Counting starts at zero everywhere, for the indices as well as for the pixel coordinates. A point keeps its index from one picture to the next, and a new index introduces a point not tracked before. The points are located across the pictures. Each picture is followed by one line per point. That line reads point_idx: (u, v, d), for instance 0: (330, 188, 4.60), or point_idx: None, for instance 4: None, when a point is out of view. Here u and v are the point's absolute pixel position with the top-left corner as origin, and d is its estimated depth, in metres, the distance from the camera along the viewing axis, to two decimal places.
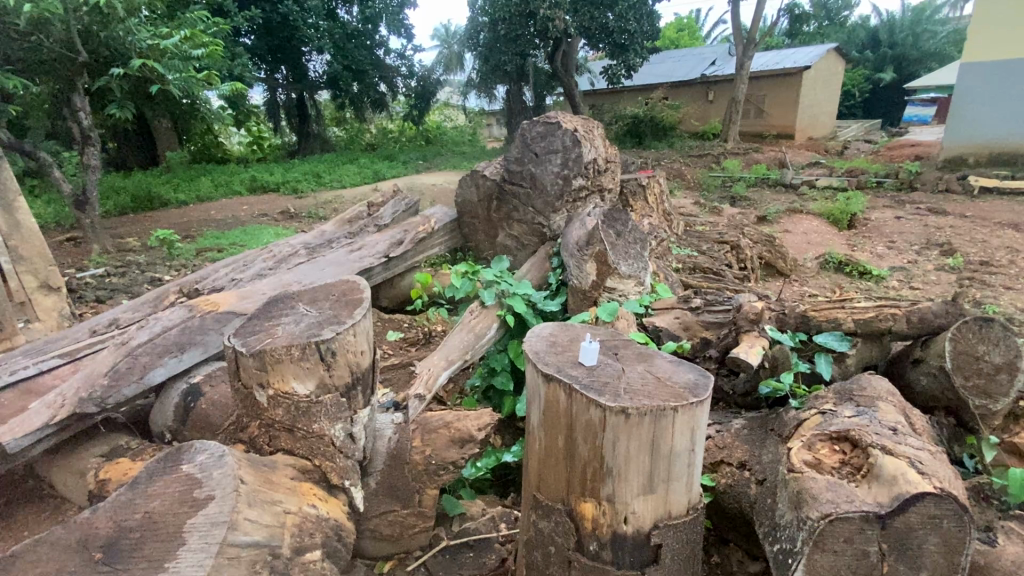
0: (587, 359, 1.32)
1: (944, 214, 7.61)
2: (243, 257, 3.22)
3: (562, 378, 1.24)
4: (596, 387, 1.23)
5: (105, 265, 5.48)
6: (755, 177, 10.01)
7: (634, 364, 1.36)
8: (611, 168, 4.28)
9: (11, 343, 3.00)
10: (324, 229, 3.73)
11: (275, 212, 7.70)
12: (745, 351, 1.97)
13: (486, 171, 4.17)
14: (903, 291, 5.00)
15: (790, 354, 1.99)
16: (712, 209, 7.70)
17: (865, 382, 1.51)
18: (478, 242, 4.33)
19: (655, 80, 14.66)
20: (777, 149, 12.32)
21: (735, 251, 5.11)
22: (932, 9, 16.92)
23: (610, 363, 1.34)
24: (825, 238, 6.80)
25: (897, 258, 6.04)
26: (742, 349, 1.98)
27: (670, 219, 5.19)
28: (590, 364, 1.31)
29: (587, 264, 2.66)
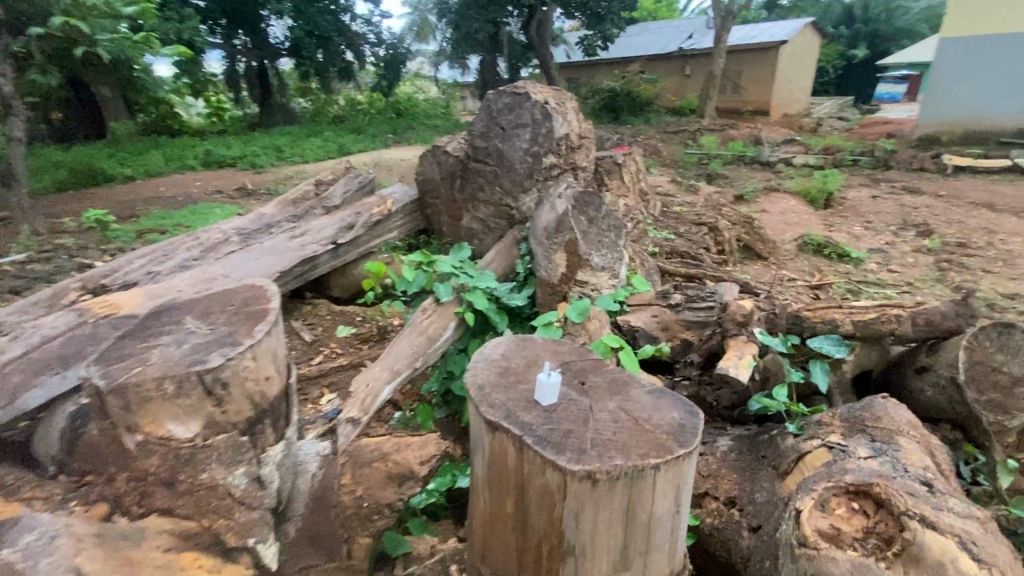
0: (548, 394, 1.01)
1: (919, 193, 7.58)
2: (163, 245, 2.80)
3: (510, 428, 0.95)
4: (554, 439, 0.94)
5: (29, 249, 4.91)
6: (733, 154, 9.79)
7: (605, 399, 1.07)
8: (585, 144, 3.93)
9: None
10: (263, 211, 3.32)
11: (231, 189, 7.14)
12: (735, 365, 1.68)
13: (449, 147, 3.82)
14: (882, 275, 4.89)
15: (783, 363, 1.77)
16: (689, 187, 7.49)
17: (884, 411, 1.43)
18: (442, 225, 4.00)
19: (632, 53, 14.20)
20: (753, 126, 12.15)
21: (713, 233, 4.88)
22: None
23: (575, 399, 1.06)
24: (803, 218, 6.66)
25: (875, 239, 5.93)
26: (731, 360, 1.69)
27: (647, 199, 4.91)
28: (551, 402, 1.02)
29: (556, 254, 2.36)
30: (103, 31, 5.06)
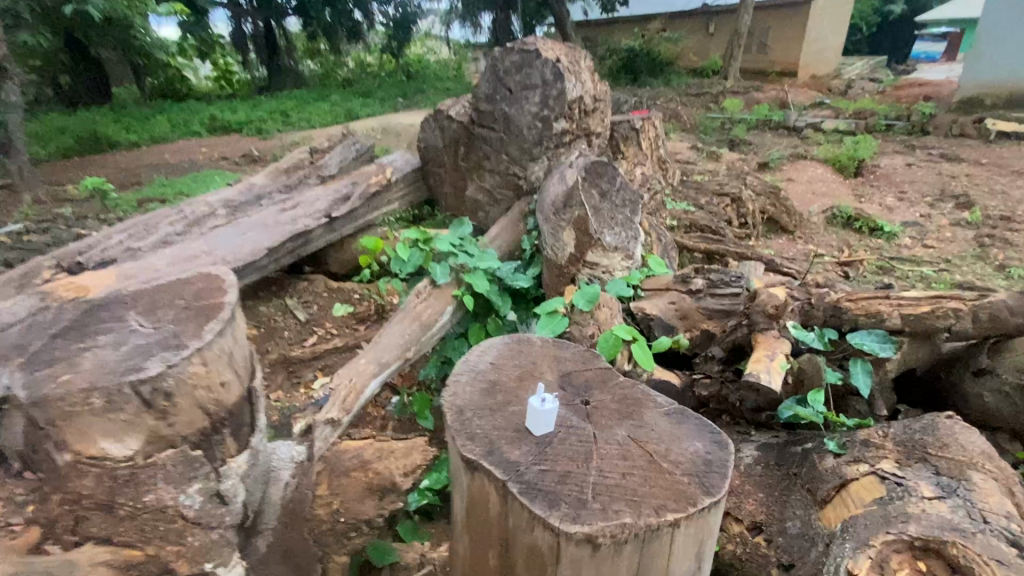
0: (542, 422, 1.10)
1: (958, 161, 7.09)
2: (144, 218, 2.61)
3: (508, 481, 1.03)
4: (553, 495, 1.02)
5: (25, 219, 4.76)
6: (757, 118, 9.23)
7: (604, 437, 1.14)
8: (600, 108, 3.62)
9: None
10: (253, 181, 3.11)
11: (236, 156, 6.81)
12: (767, 372, 1.51)
13: (452, 111, 3.54)
14: (917, 250, 4.56)
15: (821, 366, 1.59)
16: (709, 154, 7.09)
17: (953, 443, 1.44)
18: (445, 196, 3.77)
19: (653, 8, 13.42)
20: (779, 89, 11.48)
21: (735, 205, 4.57)
22: None
23: (575, 438, 1.12)
24: (831, 188, 6.27)
25: (909, 211, 5.55)
26: (763, 365, 1.52)
27: (665, 167, 4.59)
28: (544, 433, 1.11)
29: (564, 232, 2.13)
30: None
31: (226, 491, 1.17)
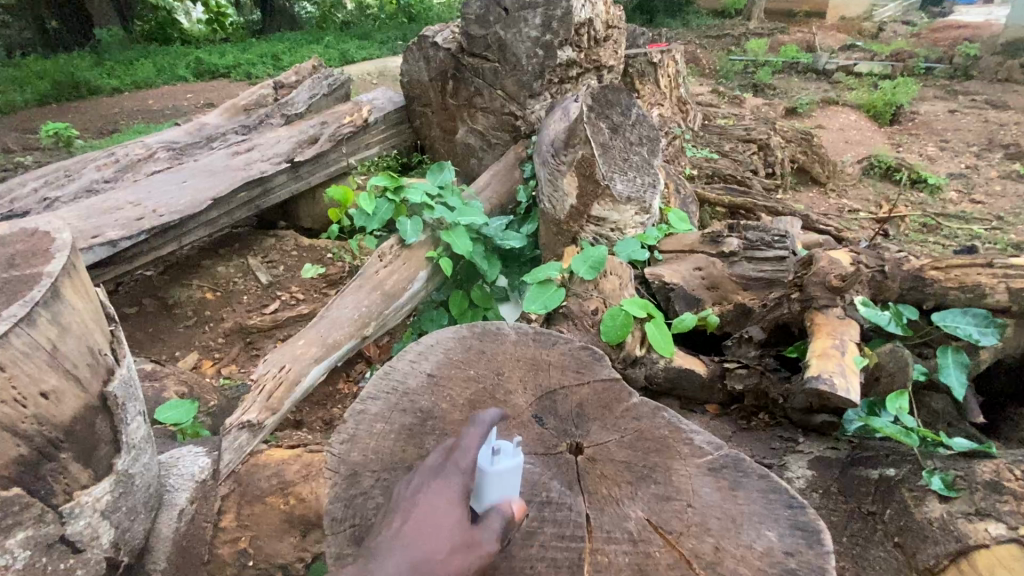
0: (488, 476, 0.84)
1: (1006, 108, 6.41)
2: (67, 164, 2.20)
3: None
4: None
5: None
6: (784, 60, 8.45)
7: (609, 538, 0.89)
8: (613, 34, 3.09)
9: None
10: (205, 121, 2.68)
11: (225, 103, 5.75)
12: (841, 372, 1.17)
13: (439, 38, 3.02)
14: (965, 206, 4.07)
15: (903, 360, 1.24)
16: (731, 99, 6.45)
17: None
18: (433, 140, 3.32)
19: None
20: (806, 31, 10.56)
21: (763, 153, 4.05)
22: None
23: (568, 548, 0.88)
24: (865, 136, 5.68)
25: (953, 162, 4.99)
26: (835, 364, 1.18)
27: (685, 109, 4.04)
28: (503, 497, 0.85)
29: (564, 179, 1.73)
30: None
31: (72, 536, 0.99)
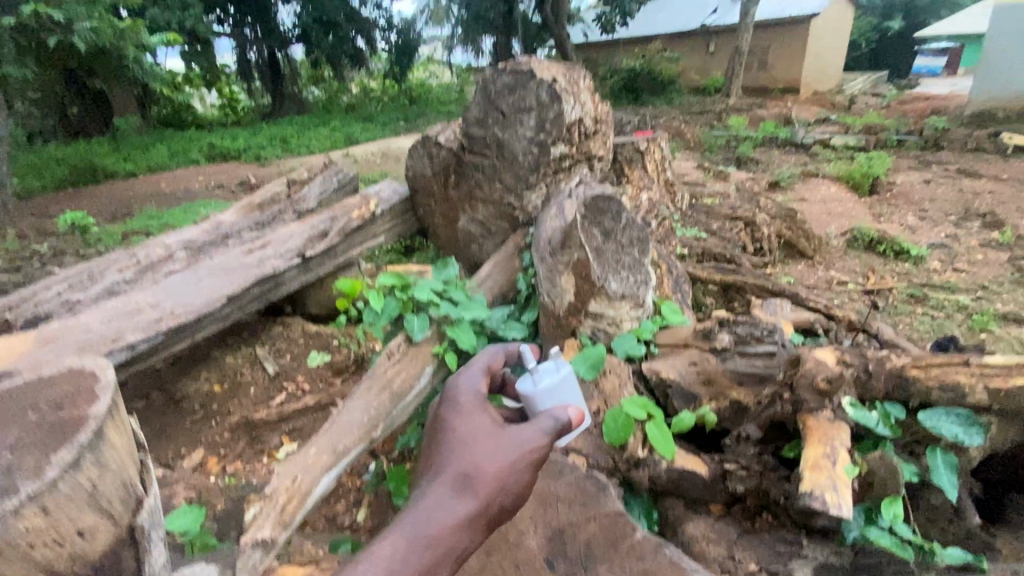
0: (539, 396, 1.31)
1: (979, 177, 6.74)
2: (88, 266, 2.32)
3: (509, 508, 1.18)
4: None
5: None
6: (764, 135, 9.00)
7: None
8: (601, 129, 3.34)
9: None
10: (221, 218, 2.84)
11: (232, 184, 6.24)
12: (832, 487, 1.22)
13: (441, 138, 3.28)
14: (949, 276, 4.21)
15: (894, 465, 1.31)
16: (717, 174, 6.82)
17: None
18: (436, 227, 3.52)
19: (652, 31, 13.76)
20: (782, 105, 11.31)
21: (750, 229, 4.24)
22: None
23: None
24: (847, 207, 5.95)
25: (934, 231, 5.22)
26: (826, 477, 1.23)
27: (673, 191, 4.29)
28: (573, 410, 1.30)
29: (562, 277, 1.84)
30: None
31: None
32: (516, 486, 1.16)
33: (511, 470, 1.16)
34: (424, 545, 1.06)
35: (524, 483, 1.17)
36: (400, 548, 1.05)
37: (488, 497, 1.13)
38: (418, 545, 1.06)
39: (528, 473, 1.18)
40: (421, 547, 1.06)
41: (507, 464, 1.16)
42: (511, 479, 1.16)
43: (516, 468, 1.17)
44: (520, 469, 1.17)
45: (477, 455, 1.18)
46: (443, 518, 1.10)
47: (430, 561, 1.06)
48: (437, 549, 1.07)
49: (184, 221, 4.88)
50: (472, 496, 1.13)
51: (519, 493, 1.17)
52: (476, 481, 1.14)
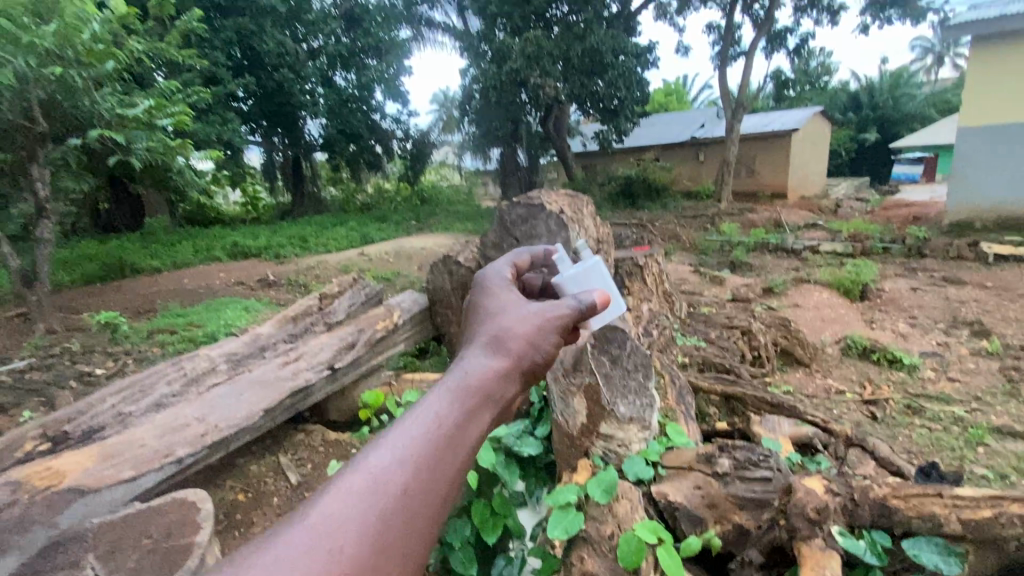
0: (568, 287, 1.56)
1: (963, 284, 7.08)
2: (140, 378, 2.54)
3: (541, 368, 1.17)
4: None
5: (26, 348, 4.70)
6: (756, 240, 9.59)
7: None
8: (604, 249, 3.70)
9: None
10: (259, 330, 3.10)
11: (251, 280, 7.14)
12: None
13: (461, 257, 3.64)
14: (943, 386, 4.35)
15: None
16: (713, 279, 7.22)
17: None
18: (452, 335, 3.77)
19: (646, 142, 15.31)
20: (772, 210, 12.13)
21: (747, 338, 4.47)
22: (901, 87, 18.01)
23: None
24: (839, 313, 6.22)
25: (925, 340, 5.43)
26: None
27: (672, 300, 4.57)
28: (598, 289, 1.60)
29: (574, 398, 2.02)
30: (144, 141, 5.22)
31: None
32: (547, 345, 1.17)
33: (542, 327, 1.18)
34: (465, 397, 1.00)
35: (554, 343, 1.19)
36: (439, 402, 0.98)
37: (521, 352, 1.12)
38: (457, 399, 0.99)
39: (557, 332, 1.21)
40: (462, 398, 0.99)
41: (538, 323, 1.18)
42: (542, 337, 1.17)
43: (547, 326, 1.19)
44: (550, 327, 1.19)
45: (505, 320, 1.19)
46: (480, 371, 1.05)
47: (474, 406, 1.00)
48: (478, 399, 1.01)
49: (209, 321, 5.21)
50: (508, 350, 1.11)
51: (549, 352, 1.17)
52: (509, 340, 1.13)
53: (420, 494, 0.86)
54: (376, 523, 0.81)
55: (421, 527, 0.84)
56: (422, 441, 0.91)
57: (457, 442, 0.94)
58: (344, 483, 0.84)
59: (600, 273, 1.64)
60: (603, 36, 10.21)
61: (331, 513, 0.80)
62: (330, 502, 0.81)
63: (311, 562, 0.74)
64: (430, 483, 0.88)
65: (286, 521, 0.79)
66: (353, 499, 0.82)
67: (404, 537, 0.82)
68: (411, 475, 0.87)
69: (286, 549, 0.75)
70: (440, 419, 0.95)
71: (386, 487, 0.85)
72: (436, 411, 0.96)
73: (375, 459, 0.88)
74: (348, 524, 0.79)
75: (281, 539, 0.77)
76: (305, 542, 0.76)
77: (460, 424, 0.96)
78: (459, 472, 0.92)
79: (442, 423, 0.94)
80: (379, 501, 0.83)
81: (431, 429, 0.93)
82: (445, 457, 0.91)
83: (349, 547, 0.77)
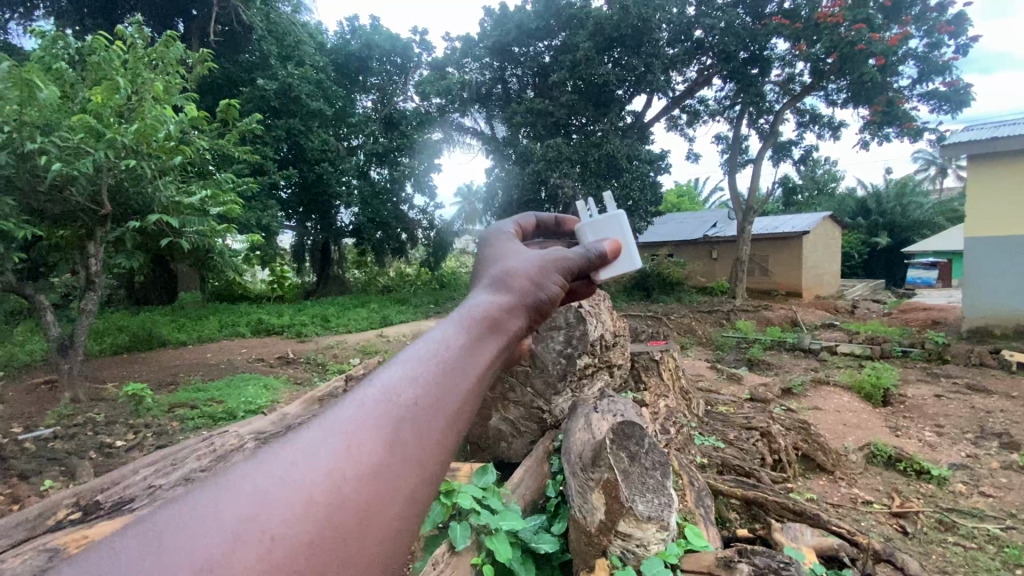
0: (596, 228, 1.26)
1: (989, 393, 6.91)
2: (173, 452, 2.65)
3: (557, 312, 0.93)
4: None
5: (53, 412, 4.86)
6: (772, 339, 9.59)
7: None
8: (620, 341, 3.78)
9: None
10: (286, 411, 3.19)
11: (271, 357, 7.34)
12: None
13: None
14: (977, 502, 4.16)
15: None
16: (730, 376, 7.17)
17: None
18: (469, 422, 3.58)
19: (659, 239, 15.95)
20: (786, 308, 12.22)
21: (766, 439, 4.38)
22: (907, 196, 18.70)
23: None
24: (862, 418, 6.06)
25: (953, 450, 5.24)
26: None
27: (688, 397, 4.54)
28: (612, 239, 1.19)
29: (593, 494, 2.07)
30: (193, 225, 5.62)
31: None
32: (559, 286, 0.94)
33: (553, 263, 0.95)
34: (469, 332, 0.74)
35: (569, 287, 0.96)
36: (434, 339, 0.73)
37: (529, 288, 0.88)
38: (459, 335, 0.73)
39: (570, 274, 0.98)
40: (464, 334, 0.73)
41: (548, 258, 0.94)
42: (555, 275, 0.93)
43: (560, 264, 0.96)
44: (563, 267, 0.96)
45: (508, 259, 0.95)
46: (484, 305, 0.80)
47: (476, 340, 0.74)
48: (484, 335, 0.75)
49: (230, 396, 5.32)
50: (514, 284, 0.86)
51: (562, 294, 0.94)
52: (516, 274, 0.88)
53: (413, 455, 0.60)
54: (353, 496, 0.54)
55: (413, 500, 0.58)
56: (414, 385, 0.65)
57: (462, 384, 0.68)
58: (300, 438, 0.57)
59: (620, 221, 1.23)
60: (620, 145, 10.92)
61: (280, 480, 0.53)
62: (279, 465, 0.54)
63: (244, 552, 0.47)
64: (427, 442, 0.61)
65: (204, 492, 0.51)
66: (314, 459, 0.55)
67: (387, 518, 0.55)
68: (399, 429, 0.60)
69: (206, 531, 0.48)
70: (437, 358, 0.69)
71: (362, 442, 0.58)
72: (430, 349, 0.70)
73: (345, 409, 0.61)
74: (308, 495, 0.52)
75: (195, 518, 0.49)
76: (235, 523, 0.49)
77: (464, 366, 0.70)
78: (465, 430, 0.66)
79: (440, 363, 0.68)
80: (353, 463, 0.56)
81: (425, 371, 0.67)
82: (445, 408, 0.65)
83: (306, 530, 0.50)
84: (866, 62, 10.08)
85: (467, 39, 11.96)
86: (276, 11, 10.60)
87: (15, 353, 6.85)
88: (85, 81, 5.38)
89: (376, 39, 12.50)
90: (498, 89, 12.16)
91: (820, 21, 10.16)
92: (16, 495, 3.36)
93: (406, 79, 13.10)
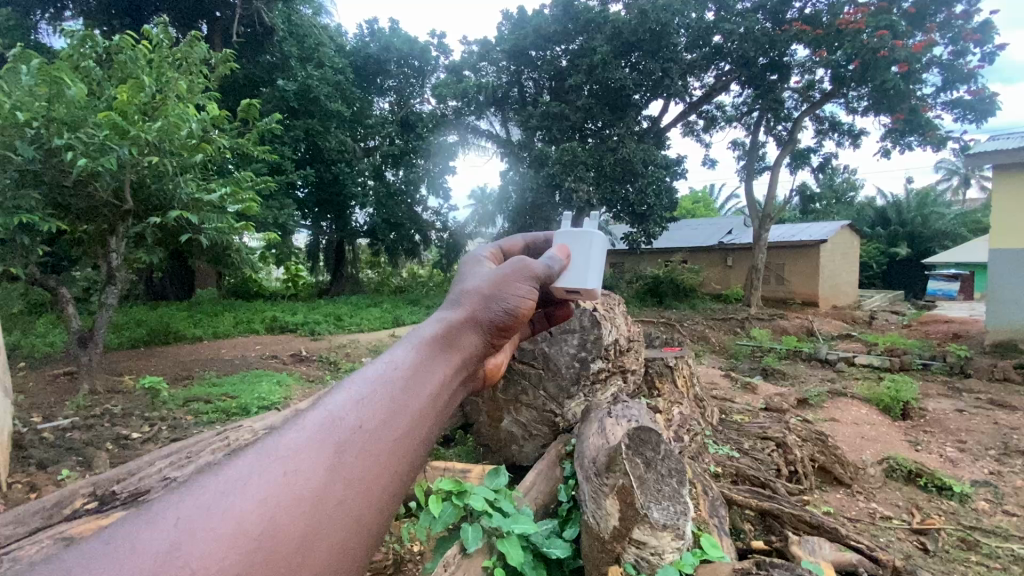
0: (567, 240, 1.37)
1: (1013, 408, 6.69)
2: (187, 445, 2.62)
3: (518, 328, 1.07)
4: None
5: (71, 402, 4.93)
6: (789, 348, 9.44)
7: None
8: (634, 346, 3.72)
9: (19, 500, 3.24)
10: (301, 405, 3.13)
11: (285, 355, 7.39)
12: None
13: None
14: (1001, 521, 4.03)
15: None
16: (745, 385, 7.06)
17: None
18: (480, 424, 3.58)
19: (675, 245, 15.87)
20: (803, 318, 12.01)
21: (782, 451, 4.29)
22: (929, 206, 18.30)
23: None
24: (881, 431, 5.91)
25: (977, 467, 5.08)
26: None
27: (703, 405, 4.44)
28: (576, 255, 1.33)
29: (607, 500, 2.04)
30: (212, 223, 5.68)
31: None
32: (515, 303, 1.03)
33: (509, 284, 1.05)
34: (417, 355, 0.84)
35: (526, 304, 1.06)
36: (384, 364, 0.81)
37: (482, 306, 0.99)
38: (406, 360, 0.82)
39: (529, 292, 1.08)
40: (413, 356, 0.83)
41: (504, 275, 1.07)
42: (509, 289, 1.04)
43: (519, 285, 1.07)
44: (521, 288, 1.06)
45: (470, 278, 1.08)
46: (438, 325, 0.92)
47: (426, 360, 0.84)
48: (434, 356, 0.85)
49: (243, 391, 5.36)
50: (468, 301, 1.00)
51: (518, 310, 1.03)
52: (471, 295, 1.01)
53: (353, 479, 0.66)
54: (287, 521, 0.60)
55: (354, 522, 0.65)
56: (357, 413, 0.72)
57: (409, 402, 0.77)
58: (242, 467, 0.63)
59: (591, 242, 1.34)
60: (636, 150, 10.86)
61: (222, 511, 0.58)
62: (217, 496, 0.59)
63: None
64: (372, 463, 0.69)
65: (140, 528, 0.55)
66: (254, 488, 0.61)
67: (326, 543, 0.61)
68: (342, 454, 0.67)
69: (137, 560, 0.52)
70: (381, 386, 0.76)
71: (303, 467, 0.64)
72: (375, 375, 0.78)
73: (287, 436, 0.67)
74: (240, 526, 0.57)
75: (131, 554, 0.53)
76: (157, 555, 0.53)
77: (410, 392, 0.78)
78: (410, 449, 0.74)
79: (385, 387, 0.77)
80: (291, 487, 0.62)
81: (370, 396, 0.75)
82: (388, 432, 0.72)
83: (241, 555, 0.55)
84: (888, 69, 9.90)
85: (484, 43, 11.97)
86: (298, 13, 10.84)
87: (36, 344, 6.95)
88: (111, 80, 5.49)
89: (394, 42, 12.61)
90: (514, 92, 12.10)
91: (842, 27, 10.10)
92: (34, 484, 3.41)
93: (423, 82, 13.17)
